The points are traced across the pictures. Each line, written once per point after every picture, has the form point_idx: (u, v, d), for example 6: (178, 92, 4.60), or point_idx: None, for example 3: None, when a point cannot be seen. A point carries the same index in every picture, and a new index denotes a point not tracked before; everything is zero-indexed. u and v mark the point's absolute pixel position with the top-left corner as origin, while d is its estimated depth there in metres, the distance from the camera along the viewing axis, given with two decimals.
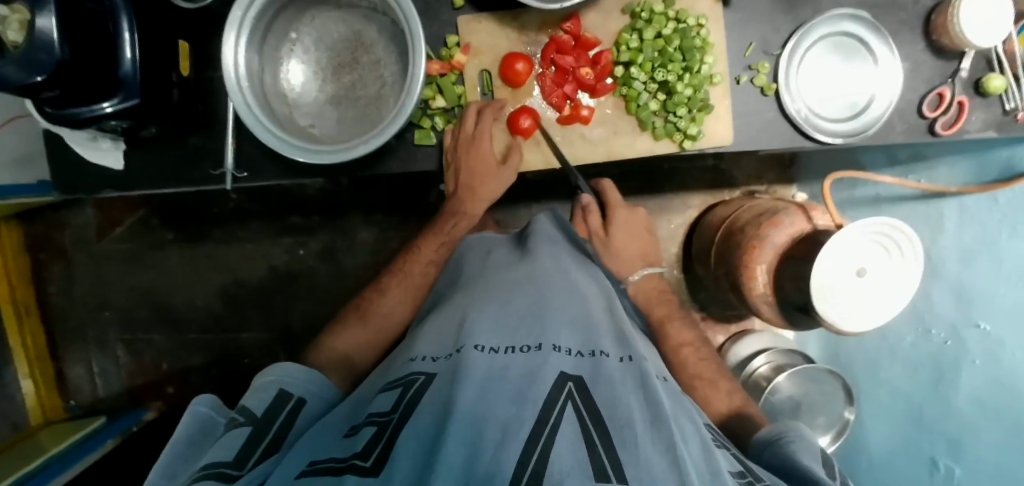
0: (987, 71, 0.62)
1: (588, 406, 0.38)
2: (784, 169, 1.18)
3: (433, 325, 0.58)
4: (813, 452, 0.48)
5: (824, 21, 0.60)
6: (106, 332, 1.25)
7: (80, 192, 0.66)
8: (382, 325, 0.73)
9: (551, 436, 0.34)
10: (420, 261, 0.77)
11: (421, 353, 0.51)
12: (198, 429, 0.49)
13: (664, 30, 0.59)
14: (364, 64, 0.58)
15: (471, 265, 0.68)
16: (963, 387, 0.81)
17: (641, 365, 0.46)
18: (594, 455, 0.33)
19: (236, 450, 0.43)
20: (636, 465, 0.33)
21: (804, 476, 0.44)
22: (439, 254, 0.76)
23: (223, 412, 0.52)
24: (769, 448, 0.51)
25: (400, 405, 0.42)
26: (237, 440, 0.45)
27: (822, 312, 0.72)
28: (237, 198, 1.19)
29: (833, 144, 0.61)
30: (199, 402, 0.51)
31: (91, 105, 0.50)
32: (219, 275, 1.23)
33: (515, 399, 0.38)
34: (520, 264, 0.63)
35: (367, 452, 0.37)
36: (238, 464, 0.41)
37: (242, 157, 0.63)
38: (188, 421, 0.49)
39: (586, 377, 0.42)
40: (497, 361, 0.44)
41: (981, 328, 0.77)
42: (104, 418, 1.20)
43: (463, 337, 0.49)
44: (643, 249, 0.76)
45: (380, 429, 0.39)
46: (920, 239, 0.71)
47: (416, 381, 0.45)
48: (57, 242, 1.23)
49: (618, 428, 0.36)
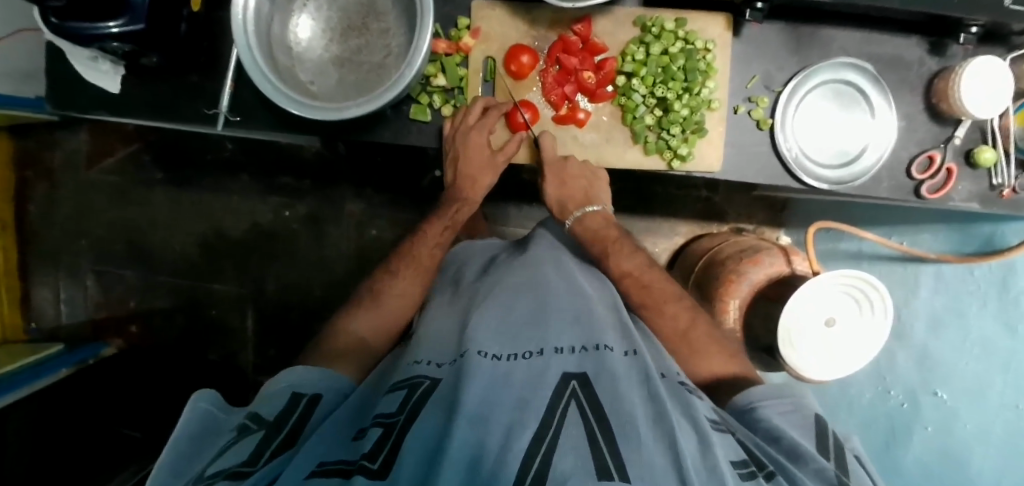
0: (980, 143, 0.63)
1: (592, 404, 0.38)
2: (775, 212, 1.19)
3: (437, 326, 0.56)
4: (798, 424, 0.48)
5: (827, 67, 0.61)
6: (79, 260, 1.23)
7: (72, 110, 0.65)
8: (395, 310, 0.66)
9: (555, 439, 0.34)
10: (426, 244, 0.71)
11: (425, 357, 0.50)
12: (203, 428, 0.43)
13: (671, 48, 0.60)
14: (373, 31, 0.58)
15: (468, 278, 0.65)
16: (913, 448, 0.84)
17: (644, 360, 0.45)
18: (597, 451, 0.34)
19: (250, 450, 0.39)
20: (639, 463, 0.33)
21: (797, 450, 0.44)
22: (445, 236, 0.71)
23: (230, 411, 0.47)
24: (753, 416, 0.50)
25: (406, 408, 0.41)
26: (250, 442, 0.40)
27: (788, 358, 0.73)
28: (232, 149, 1.18)
29: (819, 188, 0.62)
30: (200, 400, 0.46)
31: (95, 22, 0.49)
32: (201, 222, 1.22)
33: (518, 404, 0.38)
34: (522, 261, 0.62)
35: (374, 454, 0.35)
36: (251, 462, 0.38)
37: (237, 102, 0.63)
38: (189, 418, 0.43)
39: (590, 374, 0.42)
40: (502, 369, 0.42)
41: (937, 396, 0.80)
42: (62, 346, 1.12)
43: (465, 341, 0.48)
44: (579, 188, 0.66)
45: (386, 431, 0.38)
46: (891, 295, 0.71)
47: (422, 384, 0.44)
48: (45, 162, 1.21)
49: (620, 424, 0.36)
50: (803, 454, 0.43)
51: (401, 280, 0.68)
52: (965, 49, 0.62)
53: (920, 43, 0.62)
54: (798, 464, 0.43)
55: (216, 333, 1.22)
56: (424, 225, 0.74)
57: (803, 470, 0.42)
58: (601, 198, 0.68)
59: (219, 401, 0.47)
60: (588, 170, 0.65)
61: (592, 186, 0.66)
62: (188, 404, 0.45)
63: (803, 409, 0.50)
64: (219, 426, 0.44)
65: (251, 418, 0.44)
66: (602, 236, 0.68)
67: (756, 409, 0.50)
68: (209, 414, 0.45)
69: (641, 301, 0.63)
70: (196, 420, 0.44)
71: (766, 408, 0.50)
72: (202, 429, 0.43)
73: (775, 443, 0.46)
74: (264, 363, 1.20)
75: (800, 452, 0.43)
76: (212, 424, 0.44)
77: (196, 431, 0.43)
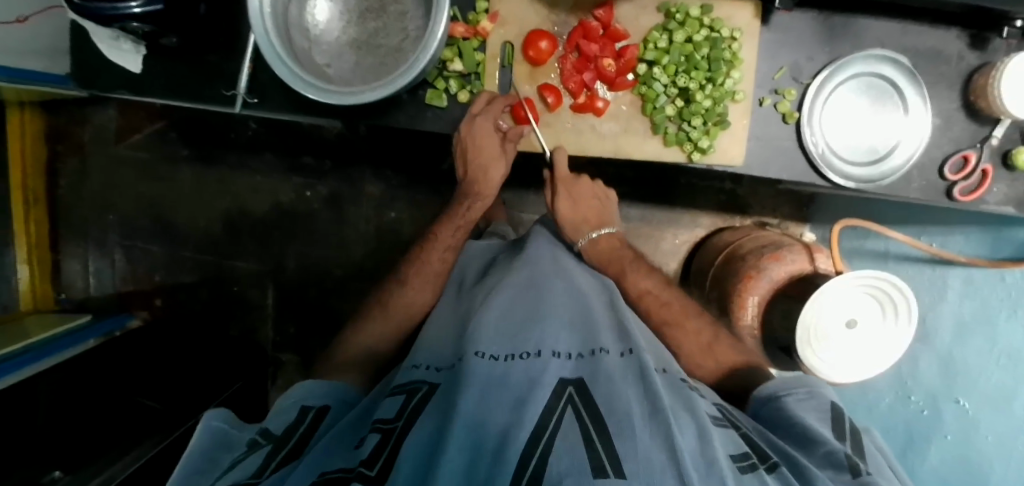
0: (1019, 143, 0.59)
1: (588, 408, 0.38)
2: (801, 206, 1.16)
3: (437, 332, 0.57)
4: (814, 409, 0.49)
5: (859, 58, 0.58)
6: (107, 234, 1.27)
7: (95, 89, 0.66)
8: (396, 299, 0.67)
9: (550, 440, 0.35)
10: (438, 248, 0.71)
11: (423, 361, 0.50)
12: (213, 443, 0.44)
13: (696, 36, 0.58)
14: (390, 13, 0.58)
15: (468, 281, 0.66)
16: (932, 459, 0.81)
17: (642, 358, 0.45)
18: (592, 451, 0.33)
19: (256, 465, 0.40)
20: (635, 459, 0.33)
21: (810, 436, 0.44)
22: (456, 238, 0.71)
23: (241, 426, 0.48)
24: (769, 406, 0.51)
25: (404, 414, 0.42)
26: (258, 457, 0.41)
27: (808, 359, 0.70)
28: (255, 129, 1.20)
29: (845, 186, 0.60)
30: (211, 415, 0.47)
31: (116, 3, 0.48)
32: (224, 201, 1.24)
33: (514, 405, 0.38)
34: (519, 263, 0.61)
35: (372, 460, 0.37)
36: (257, 475, 0.39)
37: (255, 84, 0.63)
38: (200, 435, 0.45)
39: (586, 379, 0.42)
40: (499, 371, 0.42)
41: (959, 404, 0.77)
42: (88, 317, 1.17)
43: (464, 344, 0.48)
44: (592, 210, 0.70)
45: (384, 437, 0.39)
46: (916, 303, 0.69)
47: (420, 389, 0.45)
48: (76, 137, 1.25)
49: (616, 424, 0.36)
50: (816, 440, 0.44)
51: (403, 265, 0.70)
52: (1008, 44, 0.59)
53: (960, 36, 0.59)
54: (811, 450, 0.43)
55: (238, 308, 1.25)
56: (435, 229, 0.73)
57: (816, 455, 0.43)
58: (613, 221, 0.70)
59: (228, 415, 0.48)
60: (597, 190, 0.71)
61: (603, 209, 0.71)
62: (200, 422, 0.46)
63: (818, 394, 0.51)
64: (229, 439, 0.45)
65: (259, 433, 0.45)
66: (619, 256, 0.68)
67: (772, 397, 0.51)
68: (218, 429, 0.46)
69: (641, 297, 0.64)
70: (206, 440, 0.44)
71: (781, 396, 0.50)
72: (212, 444, 0.44)
73: (788, 431, 0.47)
74: (283, 340, 1.23)
75: (813, 439, 0.44)
76: (224, 440, 0.45)
77: (208, 446, 0.44)
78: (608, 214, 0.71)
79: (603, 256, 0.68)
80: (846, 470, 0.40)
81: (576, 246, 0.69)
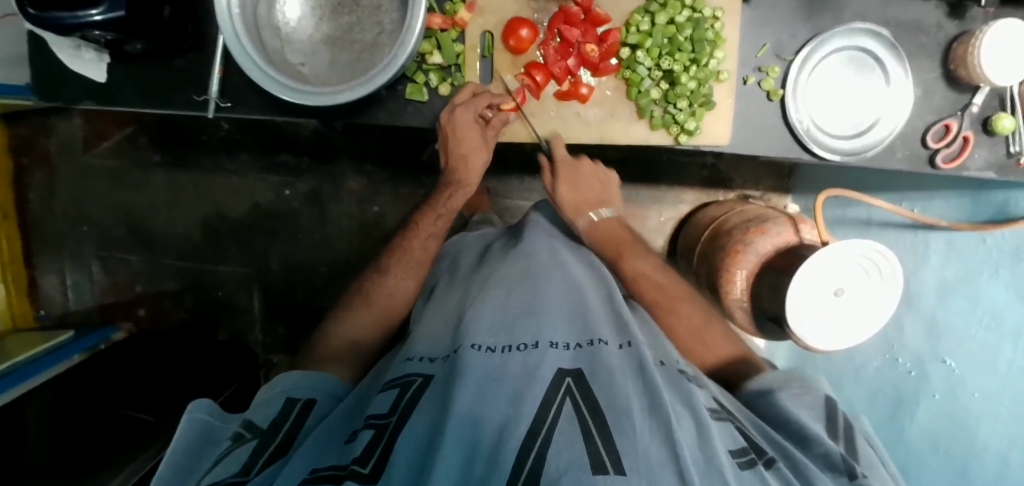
0: (998, 110, 0.60)
1: (586, 399, 0.38)
2: (782, 178, 1.17)
3: (431, 319, 0.57)
4: (806, 402, 0.49)
5: (841, 32, 0.58)
6: (83, 246, 1.24)
7: (59, 101, 0.64)
8: (384, 300, 0.67)
9: (549, 433, 0.34)
10: (417, 237, 0.71)
11: (417, 353, 0.50)
12: (199, 439, 0.44)
13: (678, 17, 0.57)
14: (363, 7, 0.56)
15: (464, 269, 0.65)
16: (919, 418, 0.80)
17: (641, 351, 0.45)
18: (591, 445, 0.33)
19: (243, 461, 0.40)
20: (634, 454, 0.33)
21: (799, 434, 0.45)
22: (437, 226, 0.71)
23: (227, 418, 0.48)
24: (762, 398, 0.51)
25: (398, 408, 0.41)
26: (244, 451, 0.41)
27: (796, 331, 0.72)
28: (229, 129, 1.16)
29: (830, 160, 0.60)
30: (197, 408, 0.46)
31: (76, 11, 0.46)
32: (203, 204, 1.21)
33: (511, 399, 0.38)
34: (516, 256, 0.61)
35: (365, 458, 0.36)
36: (245, 472, 0.39)
37: (228, 87, 0.61)
38: (184, 428, 0.44)
39: (585, 370, 0.42)
40: (495, 364, 0.42)
41: (947, 364, 0.75)
42: (72, 332, 1.14)
43: (460, 337, 0.48)
44: (591, 189, 0.72)
45: (377, 433, 0.39)
46: (899, 267, 0.71)
47: (414, 382, 0.45)
48: (41, 147, 1.20)
49: (616, 418, 0.36)
50: (811, 437, 0.44)
51: (390, 270, 0.69)
52: (985, 11, 0.59)
53: (939, 5, 0.59)
54: (807, 448, 0.44)
55: (224, 313, 1.23)
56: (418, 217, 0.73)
57: (812, 454, 0.43)
58: (613, 200, 0.74)
59: (215, 408, 0.47)
60: (598, 172, 0.74)
61: (604, 189, 0.74)
62: (186, 414, 0.45)
63: (812, 390, 0.51)
64: (215, 436, 0.45)
65: (245, 426, 0.45)
66: (617, 240, 0.70)
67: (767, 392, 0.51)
68: (205, 423, 0.45)
69: (651, 305, 0.66)
70: (191, 432, 0.44)
71: (777, 393, 0.50)
72: (198, 439, 0.44)
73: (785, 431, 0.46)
74: (272, 342, 1.22)
75: (808, 437, 0.44)
76: (208, 435, 0.45)
77: (193, 441, 0.43)
78: (607, 195, 0.74)
79: (604, 237, 0.71)
80: (844, 473, 0.40)
81: (577, 228, 0.72)
